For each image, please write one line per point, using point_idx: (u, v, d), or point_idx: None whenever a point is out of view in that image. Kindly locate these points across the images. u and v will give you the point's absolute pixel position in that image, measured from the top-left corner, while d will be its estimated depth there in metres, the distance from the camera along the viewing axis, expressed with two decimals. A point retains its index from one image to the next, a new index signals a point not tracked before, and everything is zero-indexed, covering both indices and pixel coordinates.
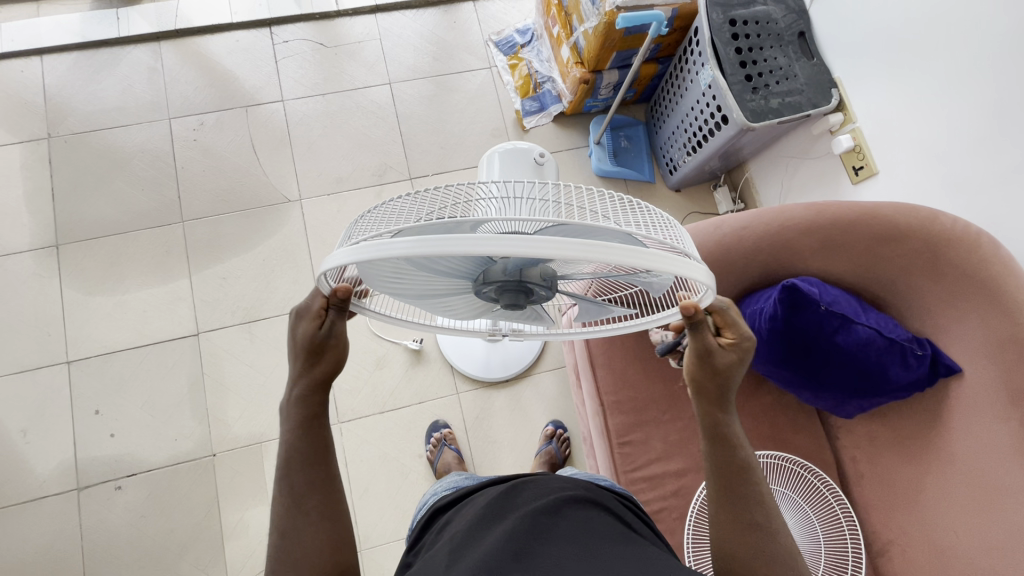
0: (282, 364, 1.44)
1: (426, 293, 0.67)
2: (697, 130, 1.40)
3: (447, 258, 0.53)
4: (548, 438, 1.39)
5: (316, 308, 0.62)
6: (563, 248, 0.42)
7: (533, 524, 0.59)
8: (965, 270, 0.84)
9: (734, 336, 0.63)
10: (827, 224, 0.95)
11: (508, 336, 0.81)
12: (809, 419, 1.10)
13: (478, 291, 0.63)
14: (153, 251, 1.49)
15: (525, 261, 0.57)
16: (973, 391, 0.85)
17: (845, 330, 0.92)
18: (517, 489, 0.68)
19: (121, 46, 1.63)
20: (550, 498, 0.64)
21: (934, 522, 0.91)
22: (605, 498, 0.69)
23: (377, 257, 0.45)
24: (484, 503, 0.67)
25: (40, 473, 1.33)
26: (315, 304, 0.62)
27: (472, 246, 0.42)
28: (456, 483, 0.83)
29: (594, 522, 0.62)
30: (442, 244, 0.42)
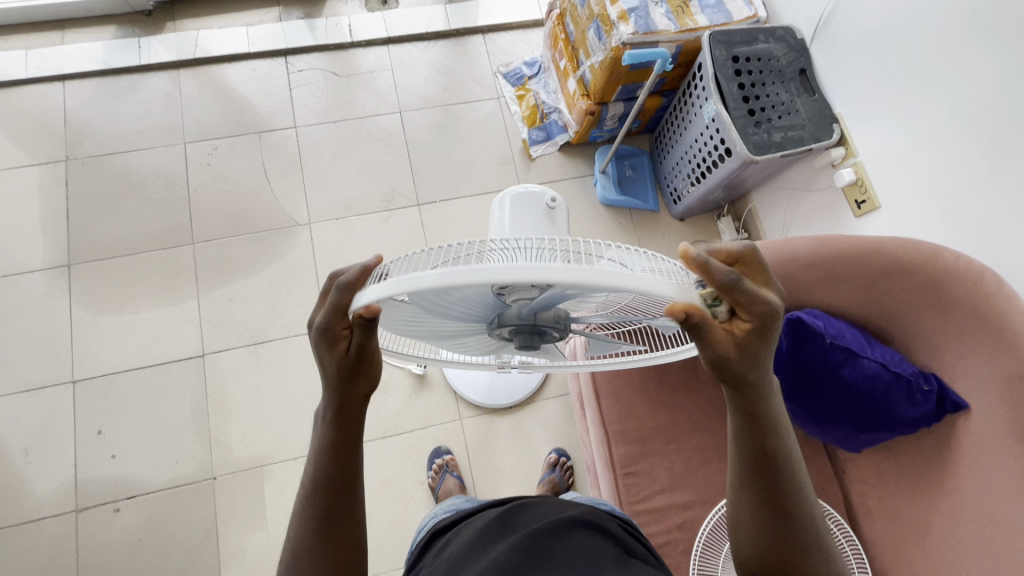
0: (286, 387, 1.44)
1: (440, 333, 0.68)
2: (701, 161, 1.42)
3: (465, 301, 0.55)
4: (550, 467, 1.38)
5: (342, 327, 0.56)
6: (579, 277, 0.44)
7: (535, 542, 0.59)
8: (969, 304, 0.84)
9: (750, 318, 0.51)
10: (831, 257, 0.96)
11: (517, 368, 0.82)
12: (815, 451, 1.09)
13: (492, 331, 0.64)
14: (163, 271, 1.51)
15: (540, 307, 0.58)
16: (980, 428, 0.85)
17: (850, 364, 0.93)
18: (519, 511, 0.68)
19: (141, 73, 1.68)
20: (548, 521, 0.63)
21: (944, 561, 0.89)
22: (607, 521, 0.68)
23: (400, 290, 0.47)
24: (483, 524, 0.67)
25: (39, 494, 1.32)
26: (338, 325, 0.55)
27: (493, 274, 0.44)
28: (456, 506, 0.84)
29: (597, 544, 0.61)
30: (464, 274, 0.45)
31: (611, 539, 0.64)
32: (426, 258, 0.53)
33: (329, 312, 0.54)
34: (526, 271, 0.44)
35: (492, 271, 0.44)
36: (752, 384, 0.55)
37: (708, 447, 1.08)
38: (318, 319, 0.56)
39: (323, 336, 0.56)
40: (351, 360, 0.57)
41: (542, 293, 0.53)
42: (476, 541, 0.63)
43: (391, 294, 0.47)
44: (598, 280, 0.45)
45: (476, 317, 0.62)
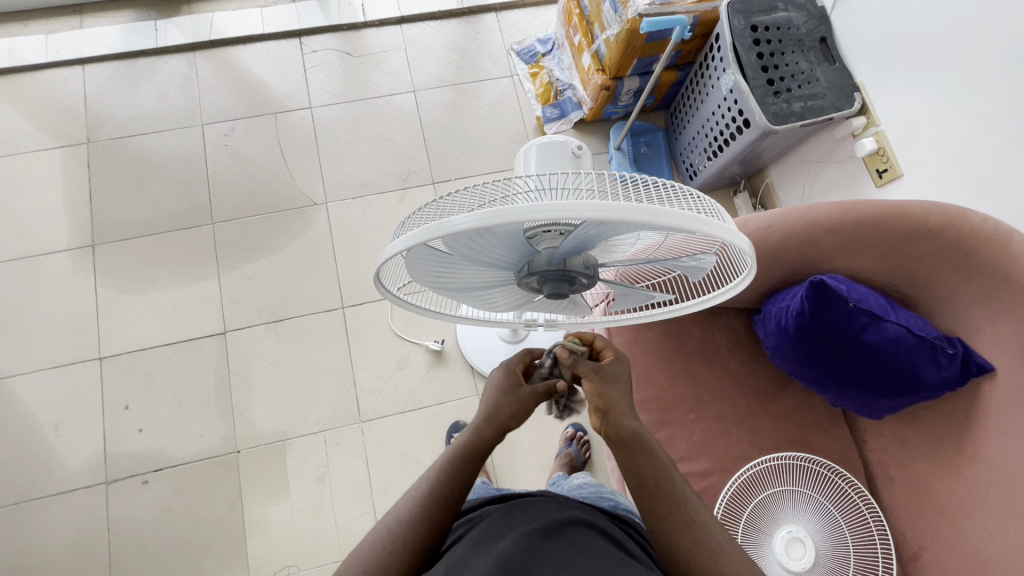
0: (306, 363, 1.47)
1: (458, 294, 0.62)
2: (718, 134, 1.41)
3: (497, 254, 0.52)
4: (567, 440, 1.40)
5: (518, 364, 0.76)
6: (623, 212, 0.42)
7: (533, 538, 0.64)
8: (999, 267, 0.83)
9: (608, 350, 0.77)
10: (854, 223, 0.92)
11: (542, 327, 0.79)
12: (834, 421, 1.10)
13: (518, 282, 0.57)
14: (183, 251, 1.53)
15: (570, 247, 0.51)
16: (1006, 389, 0.84)
17: (874, 328, 0.86)
18: (523, 507, 0.73)
19: (158, 57, 1.70)
20: (548, 519, 0.68)
21: (971, 525, 0.91)
22: (605, 522, 0.73)
23: (439, 233, 0.45)
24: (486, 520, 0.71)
25: (70, 466, 1.37)
26: (513, 362, 0.77)
27: (538, 212, 0.42)
28: None
29: (594, 541, 0.66)
30: (505, 215, 0.43)
31: (608, 538, 0.70)
32: (451, 206, 0.52)
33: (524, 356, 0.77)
34: (573, 208, 0.42)
35: (544, 210, 0.42)
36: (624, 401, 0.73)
37: (727, 416, 1.08)
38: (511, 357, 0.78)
39: (504, 372, 0.76)
40: (505, 396, 0.73)
41: (571, 234, 0.48)
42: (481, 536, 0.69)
43: (429, 240, 0.46)
44: (647, 218, 0.43)
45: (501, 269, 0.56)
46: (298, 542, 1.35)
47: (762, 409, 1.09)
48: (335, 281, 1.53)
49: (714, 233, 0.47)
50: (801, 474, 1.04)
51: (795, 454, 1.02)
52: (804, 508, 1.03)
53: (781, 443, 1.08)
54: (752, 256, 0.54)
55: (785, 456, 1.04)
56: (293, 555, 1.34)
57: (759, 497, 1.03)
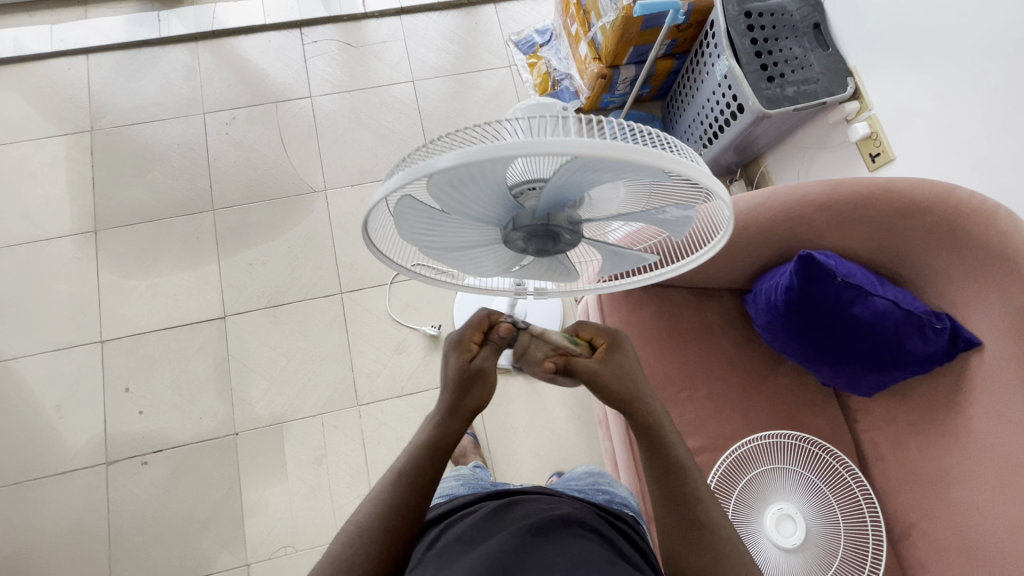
0: (304, 348, 1.49)
1: (441, 256, 0.62)
2: (713, 121, 1.42)
3: (482, 204, 0.52)
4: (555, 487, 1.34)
5: (473, 336, 0.76)
6: (606, 148, 0.42)
7: (526, 536, 0.66)
8: (987, 241, 0.84)
9: (600, 339, 0.78)
10: (844, 200, 0.93)
11: (533, 294, 0.80)
12: (826, 400, 1.11)
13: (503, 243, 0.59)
14: (184, 237, 1.55)
15: (554, 200, 0.51)
16: (993, 363, 0.86)
17: (862, 302, 0.87)
18: (510, 507, 0.74)
19: (161, 46, 1.72)
20: (541, 516, 0.70)
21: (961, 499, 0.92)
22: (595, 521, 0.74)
23: (422, 175, 0.45)
24: (481, 516, 0.73)
25: (71, 447, 1.38)
26: (468, 333, 0.77)
27: (522, 148, 0.42)
28: (450, 490, 0.88)
29: (582, 540, 0.66)
30: (489, 152, 0.43)
31: (597, 537, 0.70)
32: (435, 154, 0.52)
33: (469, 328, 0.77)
34: (556, 144, 0.42)
35: (527, 146, 0.42)
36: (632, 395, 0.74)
37: (719, 394, 1.09)
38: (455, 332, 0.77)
39: (455, 346, 0.76)
40: (471, 377, 0.74)
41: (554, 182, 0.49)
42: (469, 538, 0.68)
43: (412, 183, 0.46)
44: (630, 156, 0.43)
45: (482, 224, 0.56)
46: (295, 522, 1.36)
47: (754, 388, 1.10)
48: (334, 267, 1.55)
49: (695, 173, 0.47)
50: (792, 452, 1.05)
51: (786, 432, 1.03)
52: (796, 485, 1.04)
53: (773, 421, 1.09)
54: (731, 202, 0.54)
55: (776, 434, 1.05)
56: (291, 536, 1.35)
57: (750, 476, 1.03)
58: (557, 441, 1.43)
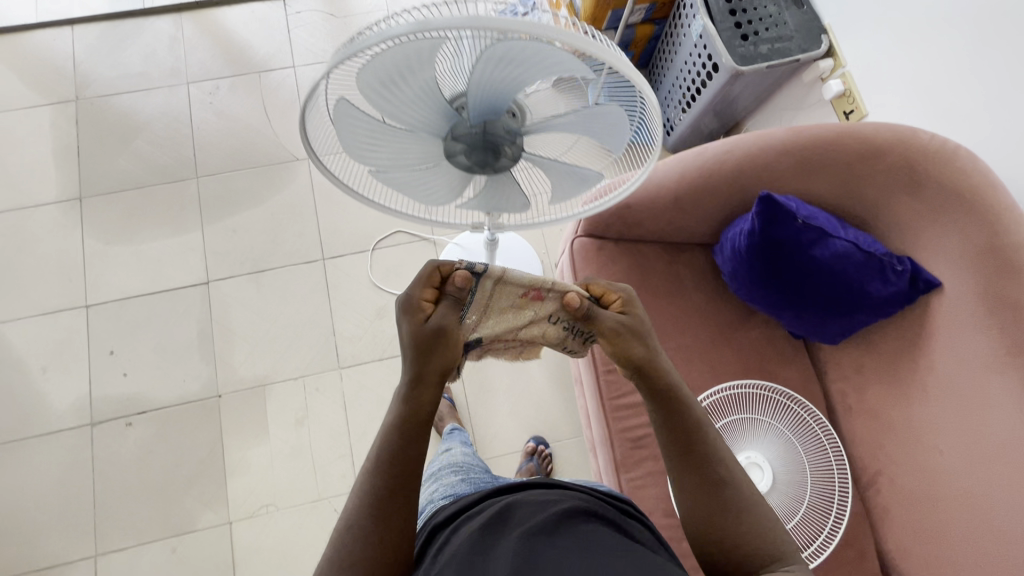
0: (287, 312, 1.50)
1: (390, 176, 0.67)
2: (690, 84, 1.42)
3: (421, 98, 0.55)
4: (528, 455, 1.37)
5: (424, 294, 0.68)
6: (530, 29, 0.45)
7: (544, 539, 0.58)
8: (943, 180, 0.85)
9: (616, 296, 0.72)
10: (805, 144, 0.94)
11: (491, 229, 0.81)
12: (796, 352, 1.11)
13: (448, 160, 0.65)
14: (169, 205, 1.57)
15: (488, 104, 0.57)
16: (954, 301, 0.87)
17: (822, 244, 0.88)
18: (522, 505, 0.66)
19: (145, 17, 1.73)
20: (556, 515, 0.62)
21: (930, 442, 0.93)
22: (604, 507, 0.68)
23: (358, 49, 0.47)
24: (491, 519, 0.65)
25: (57, 408, 1.40)
26: (418, 291, 0.68)
27: (449, 22, 0.45)
28: (452, 491, 0.82)
29: (604, 535, 0.60)
30: (418, 28, 0.46)
31: (610, 523, 0.65)
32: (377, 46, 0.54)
33: (419, 284, 0.69)
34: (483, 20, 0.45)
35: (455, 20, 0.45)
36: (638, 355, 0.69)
37: (689, 346, 1.09)
38: (408, 292, 0.68)
39: (406, 310, 0.67)
40: (428, 340, 0.66)
41: (484, 79, 0.53)
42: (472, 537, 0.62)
43: (350, 58, 0.48)
44: (557, 40, 0.46)
45: (422, 136, 0.61)
46: (277, 482, 1.38)
47: (724, 340, 1.11)
48: (316, 233, 1.56)
49: (597, 54, 0.48)
50: (762, 402, 1.05)
51: (754, 381, 1.04)
52: (766, 436, 1.04)
53: (742, 372, 1.09)
54: (653, 93, 0.55)
55: (744, 383, 1.06)
56: (272, 495, 1.37)
57: (719, 426, 1.03)
58: (536, 404, 1.45)
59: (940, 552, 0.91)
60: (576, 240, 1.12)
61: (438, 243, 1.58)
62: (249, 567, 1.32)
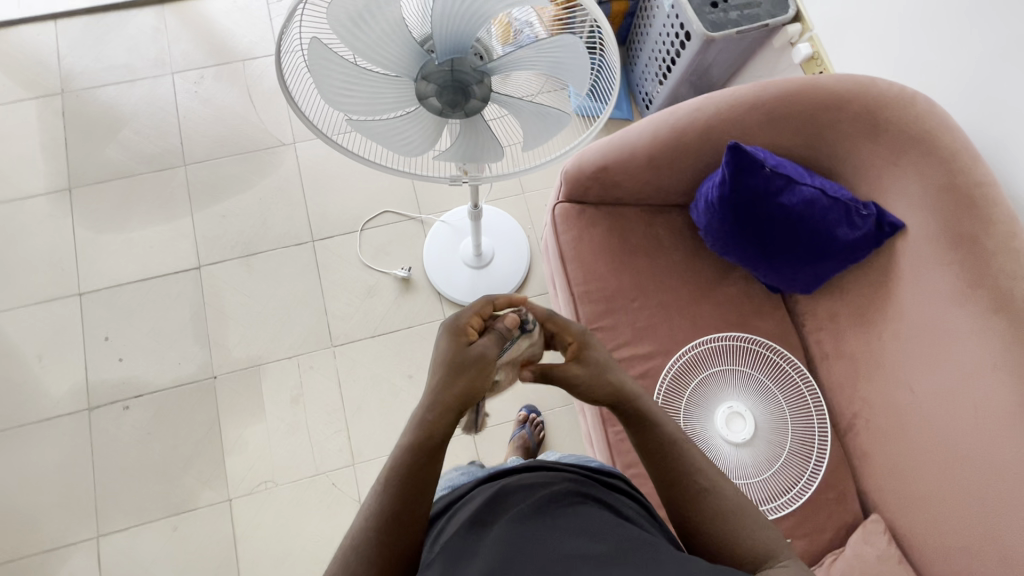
0: (278, 294, 1.53)
1: (368, 125, 0.69)
2: (665, 55, 1.46)
3: (389, 33, 0.64)
4: (521, 423, 1.40)
5: (473, 320, 0.72)
6: None
7: (533, 528, 0.58)
8: (904, 126, 0.91)
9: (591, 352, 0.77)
10: (772, 98, 0.98)
11: (470, 181, 0.82)
12: (774, 305, 1.13)
13: (420, 106, 0.71)
14: (157, 193, 1.59)
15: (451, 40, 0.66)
16: (915, 241, 0.93)
17: (789, 191, 0.92)
18: (514, 492, 0.65)
19: (127, 10, 1.75)
20: (547, 505, 0.61)
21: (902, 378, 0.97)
22: (594, 487, 0.68)
23: None
24: (483, 507, 0.64)
25: (54, 394, 1.42)
26: (467, 317, 0.72)
27: None
28: (450, 482, 0.75)
29: (594, 521, 0.59)
30: None
31: (601, 503, 0.65)
32: None
33: (472, 310, 0.73)
34: None
35: None
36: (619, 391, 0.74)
37: (670, 302, 1.11)
38: (456, 316, 0.72)
39: (453, 330, 0.71)
40: (466, 366, 0.68)
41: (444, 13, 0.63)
42: (465, 532, 0.61)
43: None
44: None
45: (395, 78, 0.69)
46: (275, 458, 1.40)
47: (704, 294, 1.13)
48: (305, 216, 1.59)
49: None
50: (741, 353, 1.08)
51: (733, 332, 1.07)
52: (747, 386, 1.07)
53: (723, 326, 1.11)
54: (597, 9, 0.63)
55: (724, 335, 1.09)
56: (270, 471, 1.39)
57: (700, 377, 1.07)
58: None
59: (918, 493, 0.94)
60: (557, 206, 1.15)
61: (426, 222, 1.61)
62: (249, 542, 1.34)
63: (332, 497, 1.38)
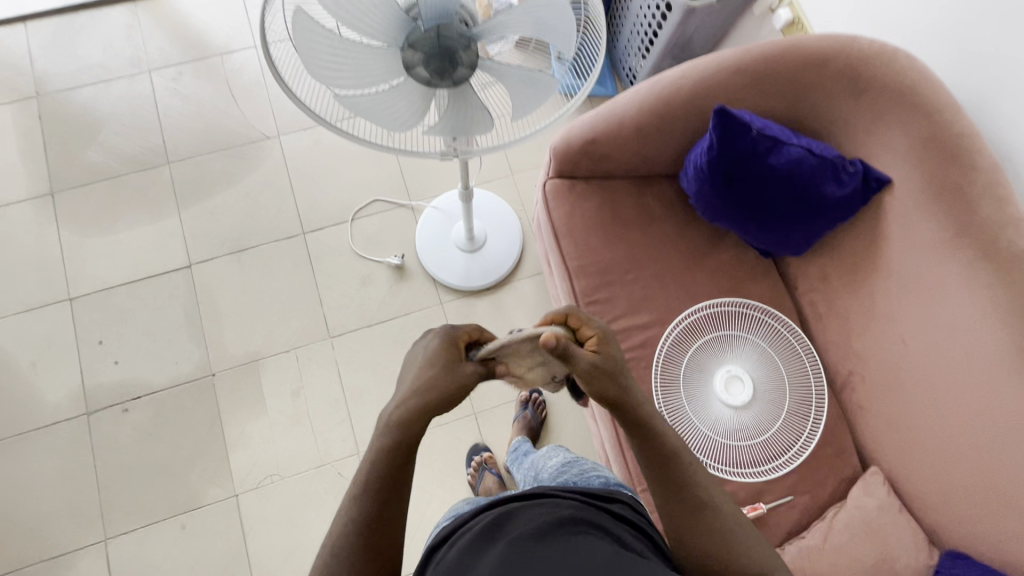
0: (272, 288, 1.52)
1: (356, 99, 0.68)
2: (648, 28, 1.46)
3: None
4: (522, 404, 1.40)
5: (464, 333, 0.70)
6: None
7: (532, 550, 0.55)
8: (887, 80, 0.92)
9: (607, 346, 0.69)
10: (756, 60, 0.99)
11: (460, 155, 0.82)
12: (767, 270, 1.14)
13: (407, 76, 0.72)
14: (142, 193, 1.57)
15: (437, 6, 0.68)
16: (903, 194, 0.95)
17: (777, 152, 0.93)
18: (515, 515, 0.62)
19: (99, 8, 1.71)
20: (549, 528, 0.58)
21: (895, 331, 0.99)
22: (596, 512, 0.64)
23: None
24: (483, 530, 0.61)
25: (51, 400, 1.41)
26: (458, 330, 0.70)
27: None
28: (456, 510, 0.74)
29: (596, 544, 0.56)
30: None
31: (605, 531, 0.61)
32: None
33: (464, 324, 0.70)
34: None
35: None
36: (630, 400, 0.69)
37: (664, 272, 1.12)
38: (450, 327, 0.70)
39: (445, 340, 0.69)
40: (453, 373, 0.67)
41: None
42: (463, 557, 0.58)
43: None
44: None
45: (380, 48, 0.70)
46: (279, 452, 1.40)
47: (698, 262, 1.14)
48: (294, 209, 1.58)
49: None
50: (737, 319, 1.10)
51: (727, 297, 1.08)
52: (744, 350, 1.09)
53: (718, 292, 1.12)
54: None
55: (719, 301, 1.10)
56: (275, 465, 1.39)
57: (696, 344, 1.08)
58: None
59: (916, 448, 0.96)
60: (548, 182, 1.15)
61: (416, 208, 1.60)
62: (259, 536, 1.35)
63: (339, 487, 1.38)
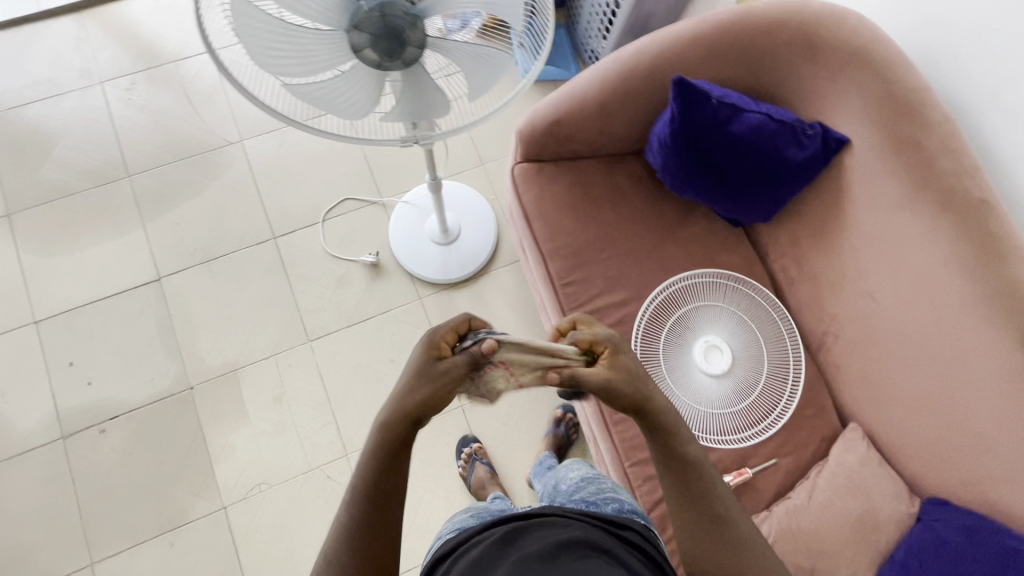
0: (246, 296, 1.49)
1: (304, 89, 0.69)
2: (607, 7, 1.46)
3: None
4: (555, 422, 1.38)
5: (448, 335, 0.68)
6: None
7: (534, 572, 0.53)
8: (840, 41, 0.94)
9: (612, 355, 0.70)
10: (712, 30, 1.00)
11: (419, 139, 0.81)
12: (738, 239, 1.16)
13: (357, 60, 0.71)
14: (103, 209, 1.52)
15: None
16: (862, 153, 0.96)
17: (737, 119, 0.94)
18: (521, 536, 0.61)
19: (43, 21, 1.66)
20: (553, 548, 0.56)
21: (864, 290, 1.01)
22: (603, 535, 0.63)
23: None
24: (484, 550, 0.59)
25: (23, 427, 1.37)
26: (442, 333, 0.68)
27: None
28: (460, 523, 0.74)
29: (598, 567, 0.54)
30: None
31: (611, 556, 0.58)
32: None
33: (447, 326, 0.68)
34: None
35: None
36: (641, 409, 0.68)
37: (638, 249, 1.13)
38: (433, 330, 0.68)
39: (426, 344, 0.67)
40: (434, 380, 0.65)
41: None
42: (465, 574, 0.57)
43: None
44: None
45: (325, 32, 0.69)
46: (265, 460, 1.38)
47: (671, 237, 1.14)
48: (262, 214, 1.55)
49: None
50: (712, 290, 1.11)
51: (701, 270, 1.09)
52: (722, 321, 1.10)
53: (691, 265, 1.13)
54: None
55: (694, 273, 1.11)
56: (262, 474, 1.37)
57: (675, 318, 1.09)
58: None
59: (891, 401, 0.99)
60: (516, 167, 1.15)
61: (388, 205, 1.58)
62: (251, 547, 1.33)
63: (329, 490, 1.37)
